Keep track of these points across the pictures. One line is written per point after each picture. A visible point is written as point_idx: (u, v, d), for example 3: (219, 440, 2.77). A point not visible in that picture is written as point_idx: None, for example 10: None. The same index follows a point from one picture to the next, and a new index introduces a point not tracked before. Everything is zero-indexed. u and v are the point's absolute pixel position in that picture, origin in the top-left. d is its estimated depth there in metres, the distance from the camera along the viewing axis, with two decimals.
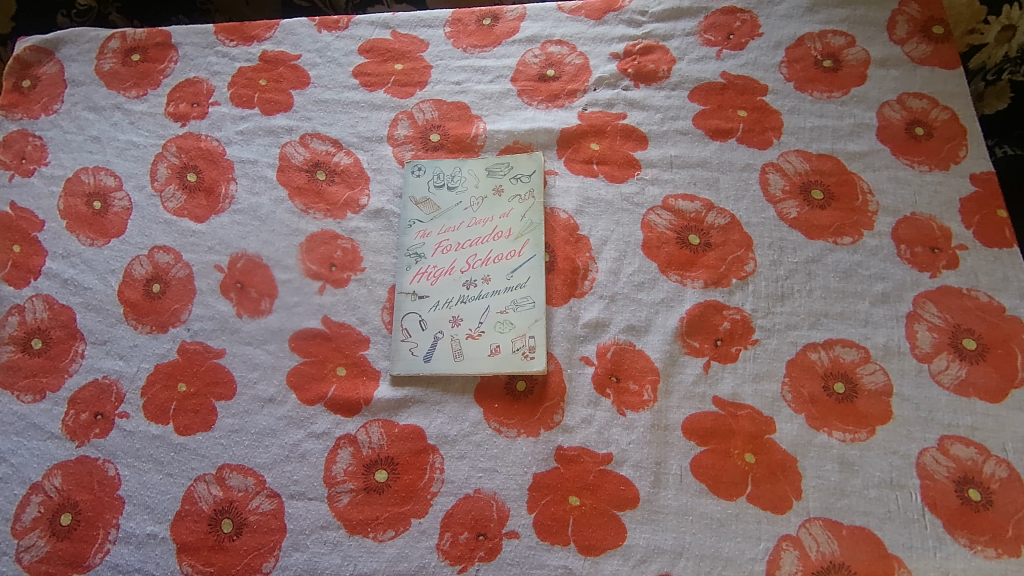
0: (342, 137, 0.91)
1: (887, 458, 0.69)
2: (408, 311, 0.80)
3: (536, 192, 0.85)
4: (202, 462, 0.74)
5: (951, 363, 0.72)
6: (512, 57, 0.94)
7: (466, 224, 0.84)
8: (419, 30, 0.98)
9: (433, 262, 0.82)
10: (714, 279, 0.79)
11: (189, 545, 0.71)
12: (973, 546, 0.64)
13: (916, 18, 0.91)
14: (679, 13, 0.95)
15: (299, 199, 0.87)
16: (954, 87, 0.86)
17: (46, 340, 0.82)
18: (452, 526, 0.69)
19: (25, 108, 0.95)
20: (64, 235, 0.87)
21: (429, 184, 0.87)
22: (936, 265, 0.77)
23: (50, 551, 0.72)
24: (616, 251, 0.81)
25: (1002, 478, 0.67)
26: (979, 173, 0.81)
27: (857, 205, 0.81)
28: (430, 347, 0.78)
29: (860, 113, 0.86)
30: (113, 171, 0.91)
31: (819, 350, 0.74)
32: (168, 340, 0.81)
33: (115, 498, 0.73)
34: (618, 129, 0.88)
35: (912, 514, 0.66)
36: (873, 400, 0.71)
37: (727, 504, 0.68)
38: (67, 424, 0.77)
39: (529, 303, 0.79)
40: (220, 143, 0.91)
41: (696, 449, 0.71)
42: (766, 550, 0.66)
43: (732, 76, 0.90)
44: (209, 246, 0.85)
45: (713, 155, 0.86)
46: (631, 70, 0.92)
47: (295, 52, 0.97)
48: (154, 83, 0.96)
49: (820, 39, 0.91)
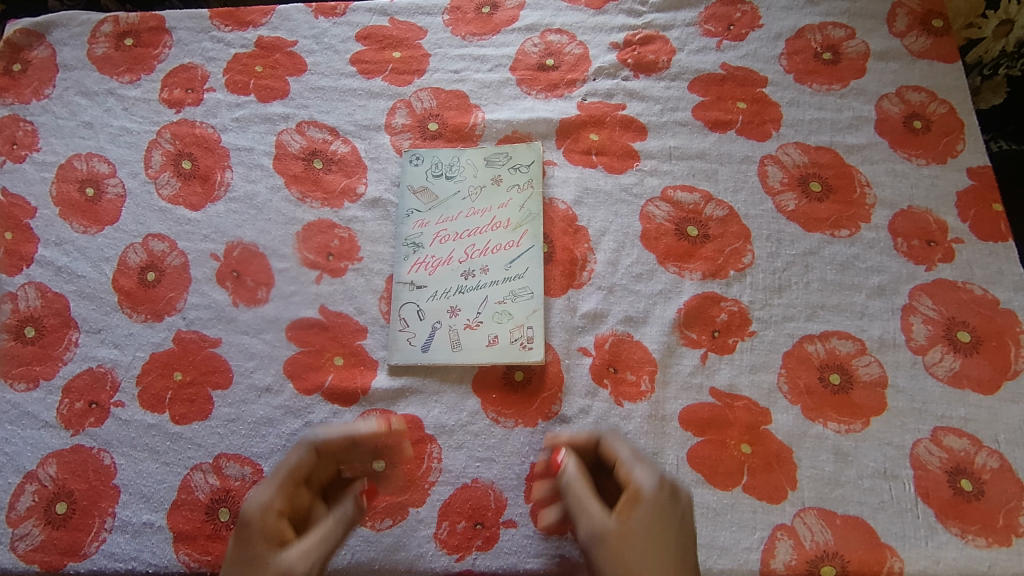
0: (339, 125, 0.90)
1: (880, 449, 0.70)
2: (406, 301, 0.80)
3: (535, 182, 0.84)
4: (198, 452, 0.74)
5: (945, 355, 0.73)
6: (511, 46, 0.94)
7: (464, 214, 0.83)
8: (418, 18, 0.97)
9: (431, 252, 0.82)
10: (712, 271, 0.79)
11: (186, 534, 0.71)
12: (964, 535, 0.65)
13: (916, 11, 0.91)
14: (680, 3, 0.94)
15: (296, 187, 0.87)
16: (953, 81, 0.87)
17: (39, 328, 0.81)
18: (449, 515, 0.70)
19: (16, 93, 0.94)
20: (57, 222, 0.86)
21: (427, 173, 0.86)
22: (931, 258, 0.78)
23: (45, 540, 0.71)
24: (614, 242, 0.81)
25: (993, 469, 0.68)
26: (976, 167, 0.82)
27: (855, 198, 0.82)
28: (428, 337, 0.78)
29: (859, 106, 0.87)
30: (106, 158, 0.90)
31: (815, 342, 0.75)
32: (164, 329, 0.80)
33: (111, 487, 0.73)
34: (618, 120, 0.88)
35: (905, 504, 0.67)
36: (868, 391, 0.72)
37: (722, 494, 0.69)
38: (62, 412, 0.77)
39: (528, 294, 0.78)
40: (216, 131, 0.90)
41: (692, 440, 0.71)
42: (760, 539, 0.66)
43: (732, 68, 0.90)
44: (205, 234, 0.85)
45: (712, 147, 0.86)
46: (631, 60, 0.91)
47: (292, 38, 0.96)
48: (148, 69, 0.95)
49: (820, 31, 0.91)
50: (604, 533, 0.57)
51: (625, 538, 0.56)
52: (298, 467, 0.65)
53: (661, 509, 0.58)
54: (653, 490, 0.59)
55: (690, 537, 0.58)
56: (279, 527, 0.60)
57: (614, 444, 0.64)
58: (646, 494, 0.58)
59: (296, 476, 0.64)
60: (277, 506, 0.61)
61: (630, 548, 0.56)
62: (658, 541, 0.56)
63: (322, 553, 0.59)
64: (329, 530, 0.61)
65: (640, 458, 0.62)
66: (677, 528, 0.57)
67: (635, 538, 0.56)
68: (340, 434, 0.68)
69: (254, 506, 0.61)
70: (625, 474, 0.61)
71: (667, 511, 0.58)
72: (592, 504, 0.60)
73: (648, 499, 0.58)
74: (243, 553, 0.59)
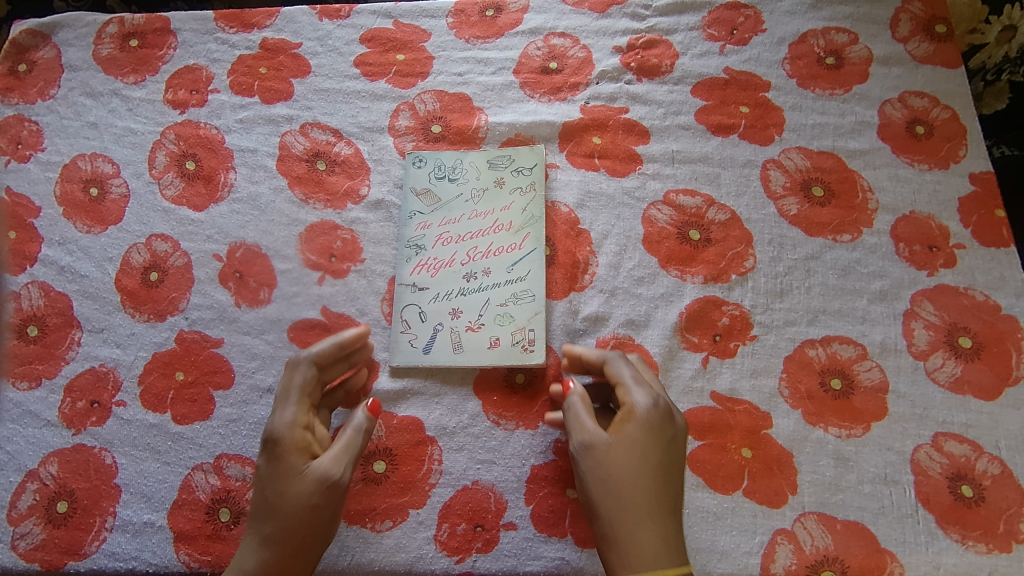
0: (342, 127, 0.90)
1: (881, 454, 0.69)
2: (408, 302, 0.80)
3: (538, 184, 0.84)
4: (199, 452, 0.74)
5: (946, 361, 0.73)
6: (514, 49, 0.94)
7: (467, 217, 0.83)
8: (422, 21, 0.97)
9: (434, 254, 0.82)
10: (713, 275, 0.79)
11: (186, 534, 0.71)
12: (965, 541, 0.65)
13: (920, 17, 0.91)
14: (683, 7, 0.94)
15: (299, 188, 0.87)
16: (956, 87, 0.87)
17: (42, 327, 0.81)
18: (450, 517, 0.70)
19: (22, 93, 0.94)
20: (61, 222, 0.86)
21: (430, 175, 0.86)
22: (933, 263, 0.78)
23: (45, 539, 0.71)
24: (616, 245, 0.82)
25: (994, 475, 0.68)
26: (978, 173, 0.82)
27: (857, 203, 0.82)
28: (429, 339, 0.78)
29: (862, 111, 0.87)
30: (110, 158, 0.90)
31: (816, 347, 0.75)
32: (166, 329, 0.80)
33: (112, 487, 0.73)
34: (620, 124, 0.88)
35: (905, 510, 0.67)
36: (869, 396, 0.72)
37: (723, 498, 0.68)
38: (64, 412, 0.77)
39: (530, 296, 0.78)
40: (219, 132, 0.91)
41: (693, 444, 0.71)
42: (760, 543, 0.66)
43: (735, 72, 0.90)
44: (208, 235, 0.85)
45: (715, 151, 0.86)
46: (634, 64, 0.91)
47: (296, 40, 0.96)
48: (153, 70, 0.95)
49: (823, 35, 0.91)
50: (594, 444, 0.63)
51: (613, 450, 0.62)
52: (309, 384, 0.69)
53: (651, 426, 0.62)
54: (646, 409, 0.63)
55: (678, 454, 0.63)
56: (308, 440, 0.66)
57: (617, 366, 0.68)
58: (638, 412, 0.63)
59: (310, 393, 0.69)
60: (301, 420, 0.67)
61: (616, 458, 0.61)
62: (644, 454, 0.61)
63: (351, 459, 0.65)
64: (353, 439, 0.67)
65: (641, 380, 0.66)
66: (665, 445, 0.62)
67: (621, 450, 0.62)
68: (334, 346, 0.72)
69: (281, 425, 0.66)
70: (623, 393, 0.65)
71: (658, 429, 0.62)
72: (588, 418, 0.65)
73: (639, 417, 0.63)
74: (277, 466, 0.64)
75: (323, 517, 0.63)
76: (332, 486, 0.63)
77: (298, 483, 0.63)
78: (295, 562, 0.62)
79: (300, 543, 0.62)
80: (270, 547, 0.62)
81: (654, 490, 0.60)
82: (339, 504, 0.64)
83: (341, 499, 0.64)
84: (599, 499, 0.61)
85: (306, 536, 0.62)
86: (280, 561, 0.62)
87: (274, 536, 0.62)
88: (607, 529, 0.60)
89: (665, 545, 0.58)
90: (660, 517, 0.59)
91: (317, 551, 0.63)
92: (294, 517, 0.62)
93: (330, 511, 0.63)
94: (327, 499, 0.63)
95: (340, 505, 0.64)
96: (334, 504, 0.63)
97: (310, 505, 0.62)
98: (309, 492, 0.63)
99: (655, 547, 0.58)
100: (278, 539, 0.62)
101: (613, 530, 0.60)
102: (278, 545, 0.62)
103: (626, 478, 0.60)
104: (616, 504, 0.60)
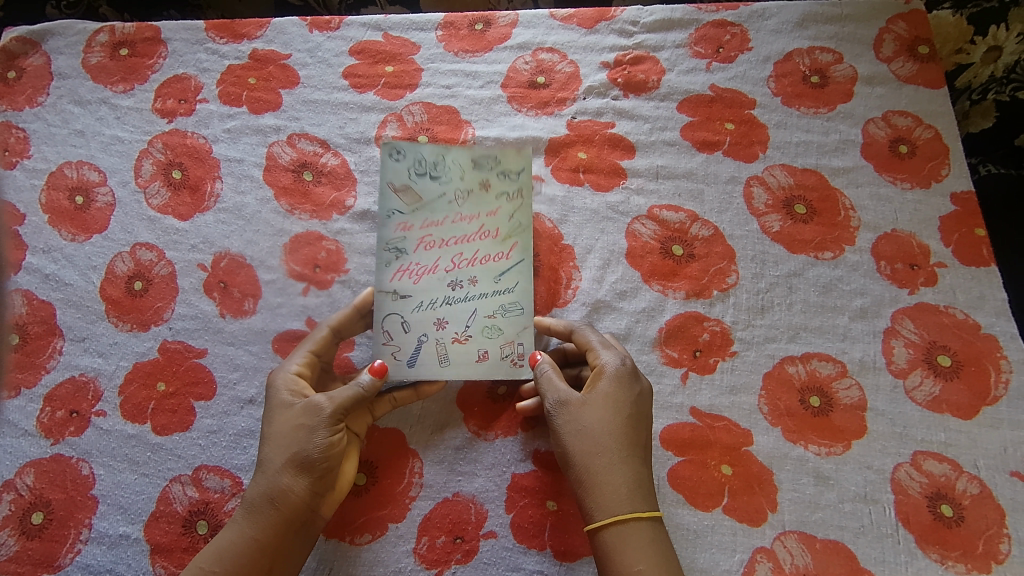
0: (329, 138, 0.91)
1: (861, 473, 0.69)
2: (390, 311, 0.74)
3: (525, 191, 0.79)
4: (178, 463, 0.74)
5: (925, 379, 0.73)
6: (503, 63, 0.94)
7: (450, 220, 0.77)
8: (412, 33, 0.97)
9: (416, 258, 0.76)
10: (696, 291, 0.79)
11: (163, 546, 0.70)
12: (944, 561, 0.65)
13: (903, 38, 0.92)
14: (670, 24, 0.95)
15: (285, 199, 0.87)
16: (938, 107, 0.88)
17: (23, 335, 0.81)
18: (429, 530, 0.69)
19: (10, 100, 0.94)
20: (46, 230, 0.86)
21: (408, 171, 0.79)
22: (914, 282, 0.78)
23: (20, 550, 0.70)
24: (600, 259, 0.82)
25: (973, 495, 0.68)
26: (959, 192, 0.83)
27: (839, 220, 0.82)
28: (414, 351, 0.74)
29: (846, 129, 0.87)
30: (97, 166, 0.90)
31: (796, 363, 0.75)
32: (149, 338, 0.80)
33: (89, 498, 0.73)
34: (606, 138, 0.88)
35: (885, 529, 0.67)
36: (848, 414, 0.72)
37: (703, 515, 0.68)
38: (43, 421, 0.76)
39: (518, 309, 0.75)
40: (207, 141, 0.91)
41: (673, 459, 0.71)
42: (740, 561, 0.66)
43: (721, 89, 0.91)
44: (192, 244, 0.85)
45: (699, 167, 0.86)
46: (621, 79, 0.92)
47: (286, 51, 0.96)
48: (141, 79, 0.95)
49: (808, 54, 0.92)
50: (569, 400, 0.65)
51: (587, 404, 0.65)
52: (319, 342, 0.74)
53: (620, 381, 0.66)
54: (616, 366, 0.67)
55: (647, 408, 0.66)
56: (307, 389, 0.70)
57: (585, 334, 0.71)
58: (608, 370, 0.66)
59: (320, 350, 0.73)
60: (301, 369, 0.71)
61: (589, 411, 0.64)
62: (617, 406, 0.64)
63: (341, 397, 0.67)
64: (349, 389, 0.67)
65: (608, 344, 0.70)
66: (634, 398, 0.65)
67: (594, 404, 0.64)
68: (350, 313, 0.75)
69: (278, 373, 0.71)
70: (592, 356, 0.69)
71: (627, 382, 0.66)
72: (561, 379, 0.68)
73: (610, 373, 0.66)
74: (269, 402, 0.69)
75: (305, 437, 0.65)
76: (314, 411, 0.66)
77: (286, 412, 0.67)
78: (284, 489, 0.64)
79: (287, 463, 0.65)
80: (263, 470, 0.65)
81: (625, 436, 0.63)
82: (324, 430, 0.65)
83: (324, 425, 0.65)
84: (572, 448, 0.63)
85: (291, 456, 0.65)
86: (269, 484, 0.64)
87: (267, 460, 0.65)
88: (581, 476, 0.62)
89: (637, 487, 0.61)
90: (632, 462, 0.62)
91: (307, 478, 0.64)
92: (282, 441, 0.66)
93: (312, 434, 0.65)
94: (310, 422, 0.65)
95: (325, 433, 0.65)
96: (316, 428, 0.65)
97: (294, 426, 0.66)
98: (294, 416, 0.66)
99: (628, 489, 0.61)
100: (269, 462, 0.65)
101: (588, 476, 0.62)
102: (268, 468, 0.65)
103: (598, 427, 0.63)
104: (589, 450, 0.62)
